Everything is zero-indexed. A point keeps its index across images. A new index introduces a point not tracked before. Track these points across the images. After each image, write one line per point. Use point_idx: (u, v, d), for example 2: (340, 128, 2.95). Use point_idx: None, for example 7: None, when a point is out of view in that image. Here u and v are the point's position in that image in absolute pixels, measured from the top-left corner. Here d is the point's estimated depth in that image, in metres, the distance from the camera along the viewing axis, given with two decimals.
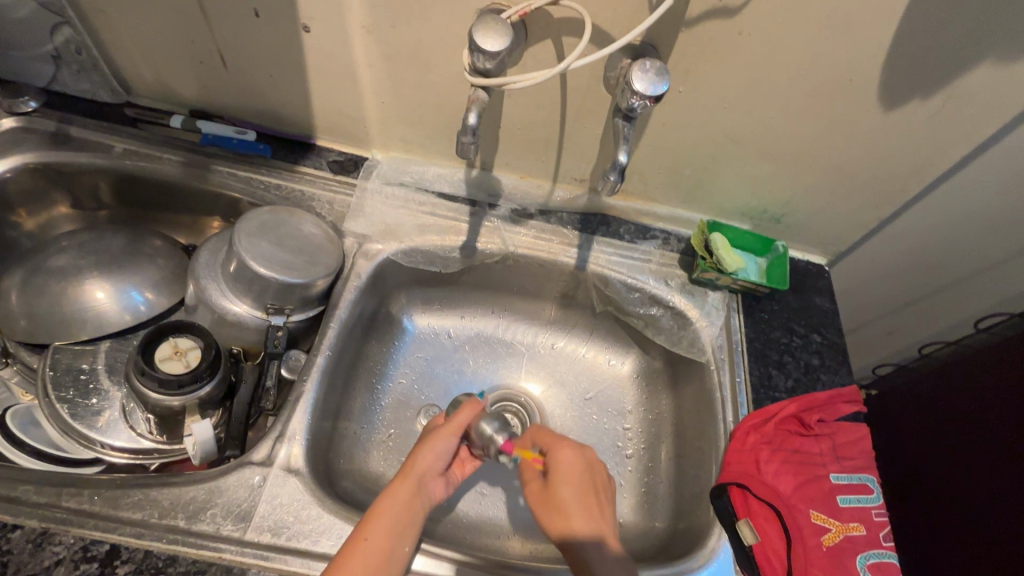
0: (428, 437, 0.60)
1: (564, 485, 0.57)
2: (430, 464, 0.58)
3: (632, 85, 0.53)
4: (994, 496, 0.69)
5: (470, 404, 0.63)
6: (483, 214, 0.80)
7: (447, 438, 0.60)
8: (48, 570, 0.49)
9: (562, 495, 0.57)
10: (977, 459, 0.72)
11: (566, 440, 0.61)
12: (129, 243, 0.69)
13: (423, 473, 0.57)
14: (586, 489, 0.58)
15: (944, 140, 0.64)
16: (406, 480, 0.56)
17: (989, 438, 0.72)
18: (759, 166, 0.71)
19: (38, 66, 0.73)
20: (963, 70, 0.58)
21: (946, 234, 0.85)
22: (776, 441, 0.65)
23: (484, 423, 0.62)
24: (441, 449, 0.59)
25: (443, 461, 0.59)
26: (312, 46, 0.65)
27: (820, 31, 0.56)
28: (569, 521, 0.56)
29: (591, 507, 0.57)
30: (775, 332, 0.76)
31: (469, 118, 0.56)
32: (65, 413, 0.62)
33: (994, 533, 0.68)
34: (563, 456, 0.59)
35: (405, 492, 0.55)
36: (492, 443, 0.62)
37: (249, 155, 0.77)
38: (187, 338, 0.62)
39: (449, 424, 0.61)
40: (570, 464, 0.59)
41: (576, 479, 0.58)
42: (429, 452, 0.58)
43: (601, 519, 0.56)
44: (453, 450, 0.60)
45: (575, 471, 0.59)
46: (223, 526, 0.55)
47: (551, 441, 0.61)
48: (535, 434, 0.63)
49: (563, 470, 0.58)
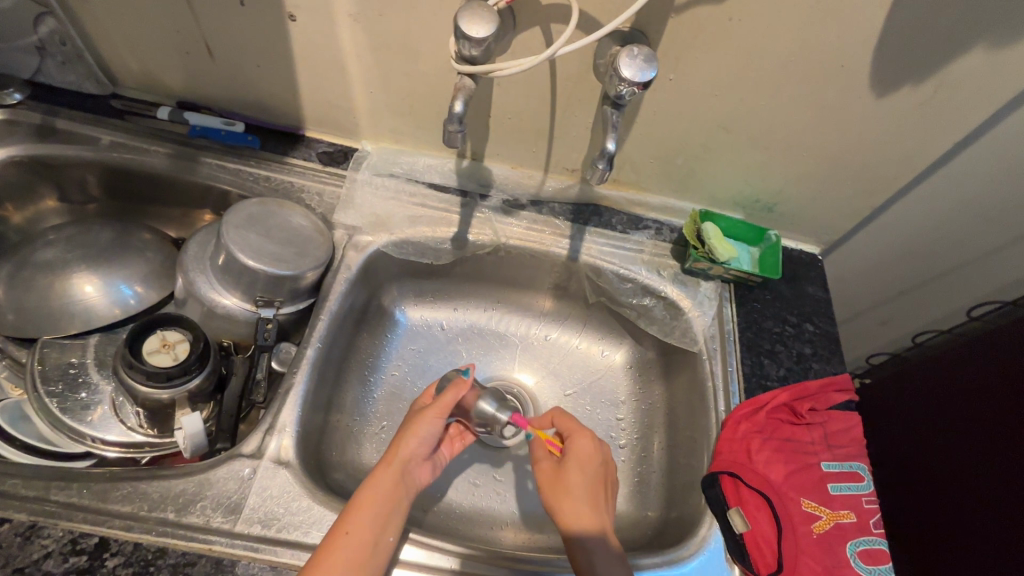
0: (413, 420, 0.59)
1: (577, 474, 0.58)
2: (415, 449, 0.58)
3: (620, 71, 0.52)
4: (991, 488, 0.68)
5: (457, 383, 0.62)
6: (474, 205, 0.79)
7: (432, 421, 0.59)
8: (37, 563, 0.49)
9: (572, 481, 0.58)
10: (970, 442, 0.72)
11: (586, 429, 0.62)
12: (118, 235, 0.69)
13: (406, 460, 0.57)
14: (595, 479, 0.59)
15: (936, 127, 0.64)
16: (391, 466, 0.55)
17: (982, 421, 0.72)
18: (751, 155, 0.71)
19: (22, 58, 0.72)
20: (956, 55, 0.57)
21: (940, 224, 0.84)
22: (767, 431, 0.65)
23: (483, 401, 0.63)
24: (427, 433, 0.58)
25: (427, 445, 0.59)
26: (299, 35, 0.65)
27: (811, 15, 0.55)
28: (573, 509, 0.56)
29: (594, 498, 0.57)
30: (768, 321, 0.76)
31: (456, 106, 0.55)
32: (55, 407, 0.62)
33: (990, 526, 0.67)
34: (584, 442, 0.61)
35: (388, 481, 0.54)
36: (492, 417, 0.63)
37: (237, 147, 0.77)
38: (175, 331, 0.62)
39: (435, 406, 0.60)
40: (586, 453, 0.60)
41: (590, 467, 0.59)
42: (414, 437, 0.58)
43: (600, 511, 0.57)
44: (438, 433, 0.60)
45: (590, 458, 0.60)
46: (213, 518, 0.54)
47: (571, 426, 0.62)
48: (555, 416, 0.65)
49: (578, 455, 0.60)
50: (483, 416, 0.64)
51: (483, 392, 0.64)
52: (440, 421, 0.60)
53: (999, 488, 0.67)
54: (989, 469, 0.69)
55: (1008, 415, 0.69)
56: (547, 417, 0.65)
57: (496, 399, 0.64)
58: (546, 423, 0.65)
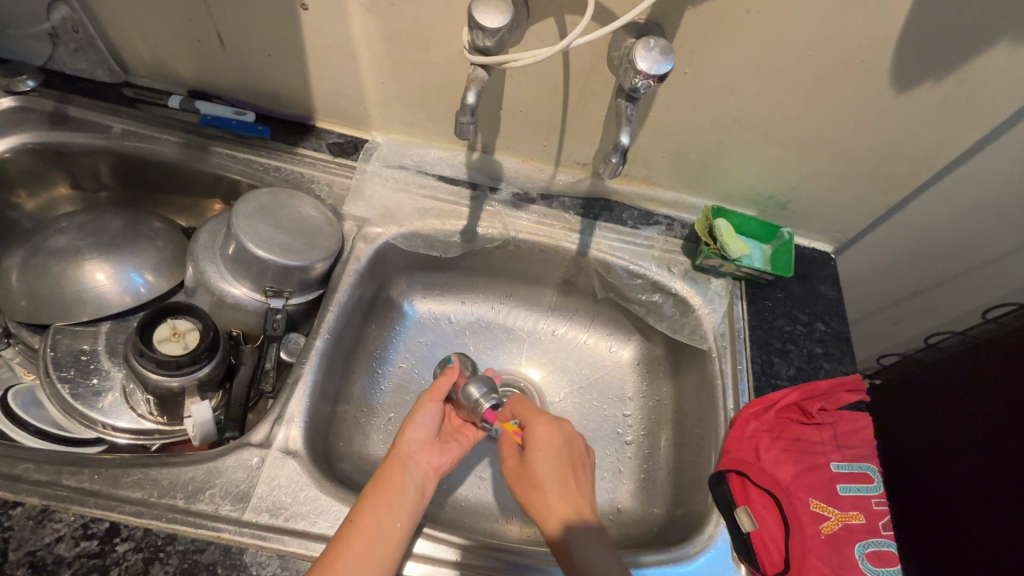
0: (411, 409, 0.62)
1: (542, 464, 0.59)
2: (415, 434, 0.60)
3: (636, 64, 0.52)
4: (992, 486, 0.69)
5: (447, 372, 0.66)
6: (484, 198, 0.79)
7: (428, 405, 0.62)
8: (48, 547, 0.50)
9: (539, 472, 0.58)
10: (972, 438, 0.73)
11: (541, 416, 0.62)
12: (129, 224, 0.69)
13: (408, 448, 0.59)
14: (567, 467, 0.59)
15: (956, 124, 0.63)
16: (391, 459, 0.57)
17: (986, 418, 0.72)
18: (765, 150, 0.70)
19: (35, 45, 0.72)
20: (979, 50, 0.56)
21: (955, 223, 0.83)
22: (776, 429, 0.65)
23: (471, 386, 0.64)
24: (423, 418, 0.61)
25: (428, 431, 0.61)
26: (310, 24, 0.64)
27: (829, 8, 0.54)
28: (544, 498, 0.57)
29: (569, 486, 0.58)
30: (778, 319, 0.75)
31: (468, 98, 0.54)
32: (67, 393, 0.62)
33: (991, 522, 0.68)
34: (540, 431, 0.61)
35: (389, 472, 0.55)
36: (476, 402, 0.63)
37: (248, 136, 0.76)
38: (185, 320, 0.62)
39: (430, 391, 0.63)
40: (546, 440, 0.60)
41: (554, 457, 0.59)
42: (411, 423, 0.60)
43: (575, 498, 0.57)
44: (438, 417, 0.62)
45: (551, 447, 0.60)
46: (221, 506, 0.55)
47: (526, 416, 0.62)
48: (513, 405, 0.65)
49: (537, 446, 0.60)
50: (470, 402, 0.64)
51: (472, 378, 0.65)
52: (437, 405, 0.62)
53: (1005, 488, 0.67)
54: (998, 470, 0.69)
55: (1011, 413, 0.69)
56: (508, 408, 0.65)
57: (486, 384, 0.64)
58: (506, 413, 0.65)
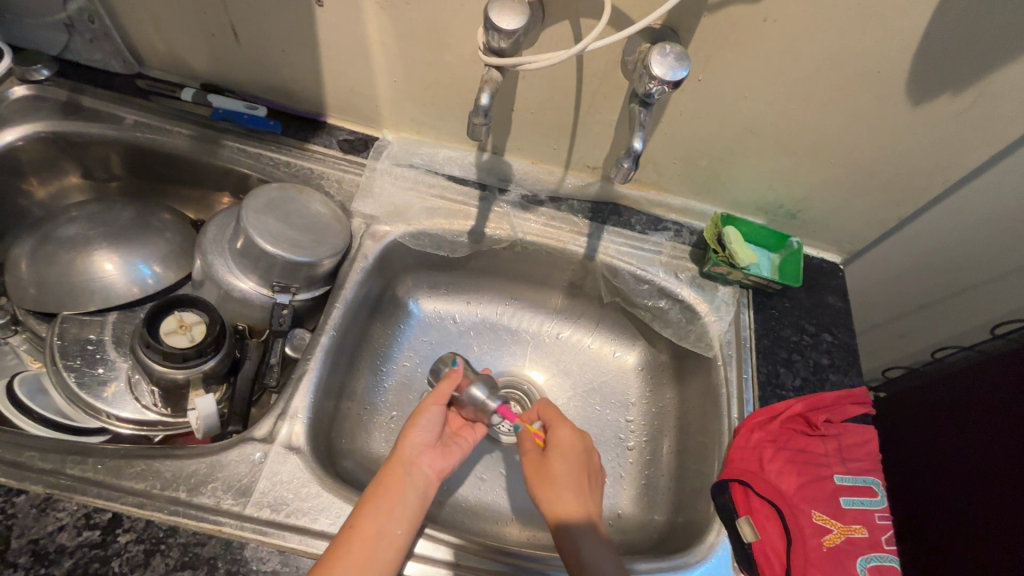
0: (414, 411, 0.62)
1: (561, 463, 0.60)
2: (418, 438, 0.60)
3: (651, 69, 0.51)
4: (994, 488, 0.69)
5: (451, 374, 0.65)
6: (493, 199, 0.79)
7: (430, 409, 0.61)
8: (51, 535, 0.50)
9: (557, 470, 0.59)
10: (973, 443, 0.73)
11: (565, 420, 0.63)
12: (139, 215, 0.69)
13: (410, 452, 0.59)
14: (581, 470, 0.60)
15: (972, 139, 0.62)
16: (393, 465, 0.57)
17: (987, 423, 0.73)
18: (779, 159, 0.70)
19: (51, 35, 0.72)
20: (998, 65, 0.55)
21: (967, 238, 0.82)
22: (781, 440, 0.65)
23: (474, 387, 0.65)
24: (426, 421, 0.61)
25: (430, 436, 0.61)
26: (325, 20, 0.64)
27: (847, 20, 0.54)
28: (556, 494, 0.58)
29: (582, 486, 0.59)
30: (785, 329, 0.75)
31: (482, 99, 0.54)
32: (72, 381, 0.63)
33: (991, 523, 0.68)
34: (562, 433, 0.62)
35: (390, 478, 0.55)
36: (482, 403, 0.64)
37: (260, 131, 0.76)
38: (193, 313, 0.62)
39: (433, 394, 0.62)
40: (568, 442, 0.61)
41: (574, 459, 0.60)
42: (413, 426, 0.60)
43: (586, 501, 0.58)
44: (440, 420, 0.62)
45: (571, 448, 0.61)
46: (222, 499, 0.55)
47: (553, 417, 0.64)
48: (540, 408, 0.66)
49: (559, 445, 0.61)
50: (474, 403, 0.65)
51: (475, 379, 0.66)
52: (439, 409, 0.62)
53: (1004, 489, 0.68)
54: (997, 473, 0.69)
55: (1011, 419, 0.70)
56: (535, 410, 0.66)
57: (488, 386, 0.66)
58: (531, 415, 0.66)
